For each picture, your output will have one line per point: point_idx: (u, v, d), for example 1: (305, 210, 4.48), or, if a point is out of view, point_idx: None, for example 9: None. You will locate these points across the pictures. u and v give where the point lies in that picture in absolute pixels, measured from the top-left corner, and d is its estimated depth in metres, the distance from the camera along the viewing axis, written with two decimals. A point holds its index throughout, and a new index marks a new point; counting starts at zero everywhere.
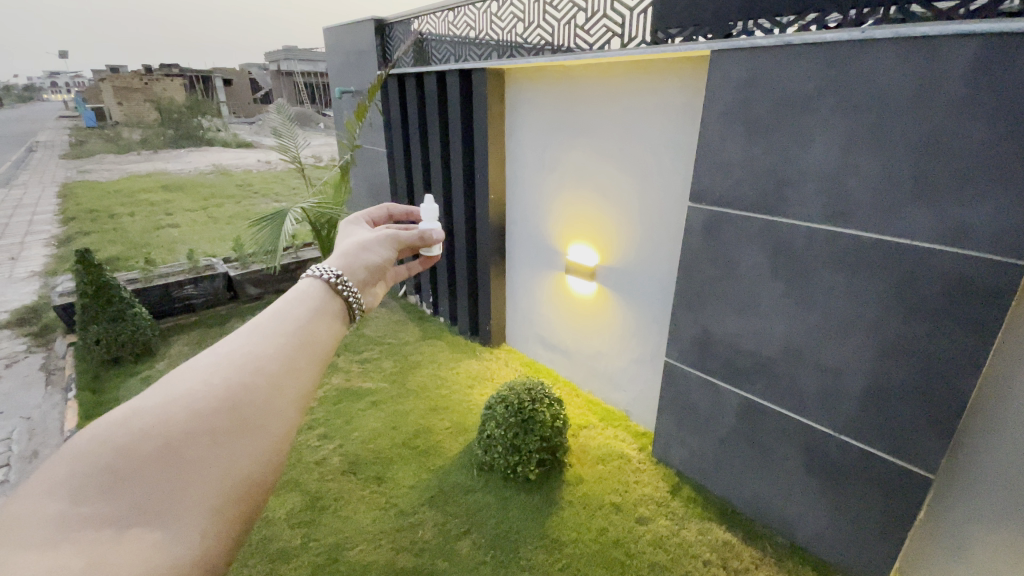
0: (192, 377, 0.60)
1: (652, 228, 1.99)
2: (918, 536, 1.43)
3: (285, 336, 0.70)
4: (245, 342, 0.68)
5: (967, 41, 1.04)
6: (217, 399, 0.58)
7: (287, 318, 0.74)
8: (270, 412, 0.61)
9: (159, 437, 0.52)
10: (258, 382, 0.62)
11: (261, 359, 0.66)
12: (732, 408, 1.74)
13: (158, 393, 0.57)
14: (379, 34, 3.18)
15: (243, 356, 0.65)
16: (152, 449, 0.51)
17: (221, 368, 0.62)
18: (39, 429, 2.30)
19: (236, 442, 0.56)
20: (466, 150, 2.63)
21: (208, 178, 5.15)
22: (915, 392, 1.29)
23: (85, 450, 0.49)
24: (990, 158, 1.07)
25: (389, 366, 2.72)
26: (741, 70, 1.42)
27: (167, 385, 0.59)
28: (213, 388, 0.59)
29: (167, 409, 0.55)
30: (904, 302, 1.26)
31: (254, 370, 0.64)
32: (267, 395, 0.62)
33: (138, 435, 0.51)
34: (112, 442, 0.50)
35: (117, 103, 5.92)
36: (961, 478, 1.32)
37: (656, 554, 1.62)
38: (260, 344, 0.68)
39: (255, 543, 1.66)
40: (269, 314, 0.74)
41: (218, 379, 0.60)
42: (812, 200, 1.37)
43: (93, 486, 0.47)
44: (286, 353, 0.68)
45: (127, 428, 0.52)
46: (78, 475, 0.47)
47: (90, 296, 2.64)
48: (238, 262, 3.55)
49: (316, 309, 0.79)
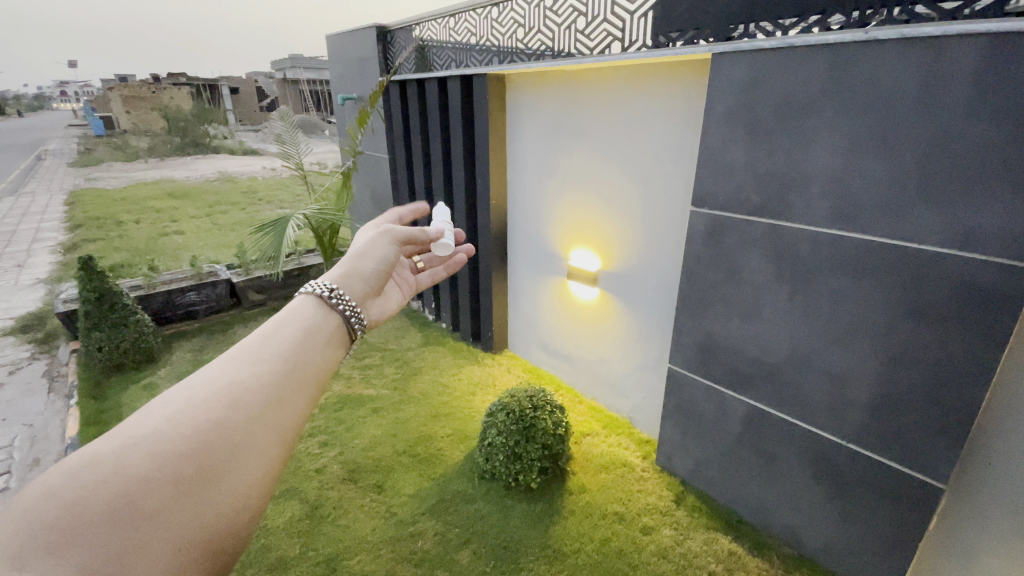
0: (163, 414, 0.59)
1: (655, 232, 1.97)
2: (936, 536, 1.37)
3: (271, 365, 0.70)
4: (224, 371, 0.67)
5: (973, 40, 1.02)
6: (187, 439, 0.57)
7: (274, 341, 0.74)
8: (245, 453, 0.60)
9: (119, 487, 0.50)
10: (234, 422, 0.61)
11: (241, 390, 0.65)
12: (737, 415, 1.71)
13: (122, 434, 0.56)
14: (381, 41, 3.19)
15: (220, 387, 0.64)
16: (107, 502, 0.49)
17: (195, 402, 0.61)
18: (40, 436, 2.30)
19: (204, 490, 0.55)
20: (468, 155, 2.63)
21: (214, 185, 5.14)
22: (925, 399, 1.26)
23: (34, 504, 0.47)
24: (1000, 160, 1.04)
25: (391, 372, 2.71)
26: (743, 72, 1.41)
27: (133, 425, 0.57)
28: (183, 426, 0.58)
29: (130, 454, 0.53)
30: (911, 308, 1.23)
31: (231, 404, 0.63)
32: (242, 435, 0.61)
33: (94, 486, 0.50)
34: (63, 495, 0.48)
35: (126, 113, 6.08)
36: (974, 476, 1.26)
37: (660, 565, 1.58)
38: (241, 373, 0.67)
39: (254, 551, 1.64)
40: (253, 339, 0.74)
41: (190, 417, 0.59)
42: (817, 203, 1.34)
43: (38, 546, 0.44)
44: (270, 382, 0.68)
45: (83, 477, 0.50)
46: (24, 534, 0.45)
47: (93, 302, 2.66)
48: (242, 269, 3.55)
49: (307, 332, 0.78)
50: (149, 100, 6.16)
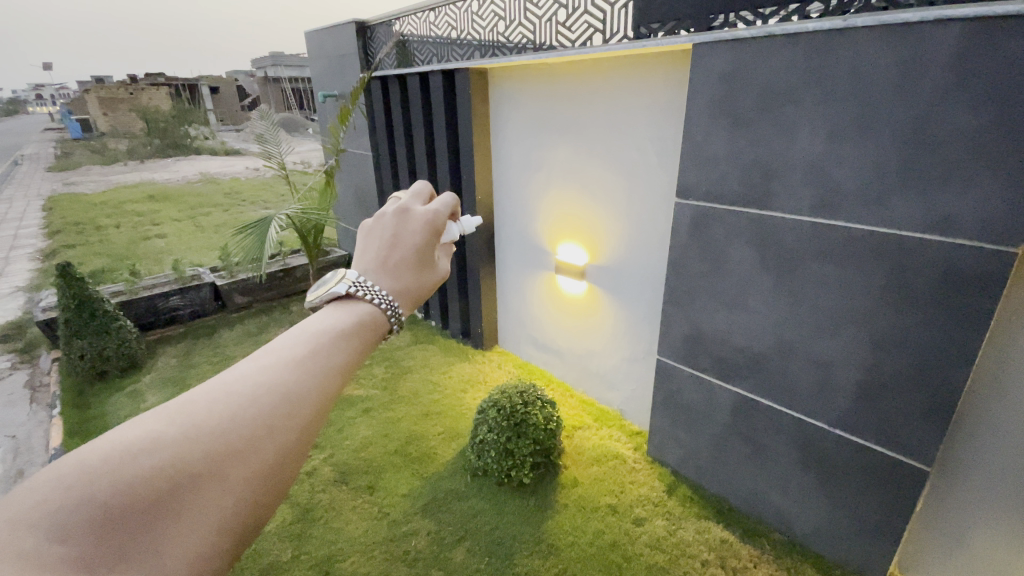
0: (227, 401, 0.53)
1: (641, 224, 1.98)
2: (927, 507, 1.42)
3: (333, 359, 0.61)
4: (291, 358, 0.59)
5: (952, 26, 1.03)
6: (241, 433, 0.51)
7: (344, 333, 0.64)
8: (293, 456, 0.54)
9: (168, 475, 0.46)
10: (289, 423, 0.54)
11: (304, 390, 0.57)
12: (726, 405, 1.72)
13: (178, 412, 0.50)
14: (361, 37, 3.14)
15: (284, 380, 0.56)
16: (154, 489, 0.45)
17: (256, 390, 0.54)
18: (23, 447, 2.25)
19: (248, 490, 0.50)
20: (452, 151, 2.60)
21: (194, 185, 4.98)
22: (908, 383, 1.27)
23: (85, 474, 0.43)
24: (979, 145, 1.05)
25: (380, 372, 2.69)
26: (723, 62, 1.41)
27: (190, 402, 0.52)
28: (239, 419, 0.52)
29: (184, 439, 0.48)
30: (893, 294, 1.25)
31: (290, 401, 0.55)
32: (294, 437, 0.54)
33: (143, 468, 0.45)
34: (113, 473, 0.44)
35: (101, 114, 5.08)
36: (960, 446, 1.32)
37: (653, 555, 1.60)
38: (307, 368, 0.58)
39: (247, 557, 1.63)
40: (318, 319, 0.66)
41: (247, 408, 0.53)
42: (799, 192, 1.35)
43: (81, 524, 0.41)
44: (330, 381, 0.60)
45: (137, 461, 0.45)
46: (69, 506, 0.41)
47: (73, 309, 2.60)
48: (226, 272, 3.49)
49: (370, 320, 0.68)
50: (127, 100, 5.17)
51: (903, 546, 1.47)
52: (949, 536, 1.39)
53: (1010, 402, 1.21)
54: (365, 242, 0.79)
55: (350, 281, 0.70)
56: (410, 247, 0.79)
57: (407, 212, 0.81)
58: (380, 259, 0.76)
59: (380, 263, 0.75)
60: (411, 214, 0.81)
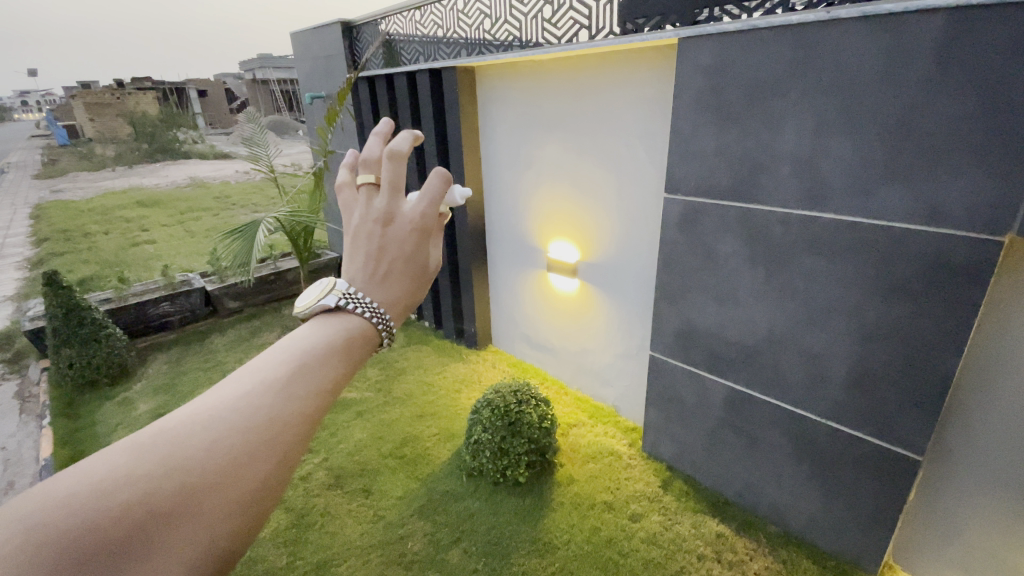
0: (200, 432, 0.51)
1: (631, 219, 1.97)
2: (922, 493, 1.42)
3: (313, 381, 0.58)
4: (268, 382, 0.57)
5: (933, 16, 1.03)
6: (217, 463, 0.50)
7: (323, 352, 0.61)
8: (271, 481, 0.53)
9: (146, 508, 0.45)
10: (264, 452, 0.53)
11: (280, 415, 0.55)
12: (719, 399, 1.72)
13: (153, 444, 0.49)
14: (347, 37, 3.11)
15: (261, 406, 0.54)
16: (125, 524, 0.44)
17: (234, 418, 0.53)
18: (13, 459, 2.22)
19: (227, 520, 0.49)
20: (441, 150, 2.59)
21: (183, 191, 4.37)
22: (899, 374, 1.28)
23: (57, 510, 0.42)
24: (963, 133, 1.05)
25: (375, 374, 2.67)
26: (709, 56, 1.40)
27: (165, 433, 0.51)
28: (214, 449, 0.50)
29: (158, 472, 0.47)
30: (884, 285, 1.25)
31: (270, 426, 0.54)
32: (270, 465, 0.53)
33: (114, 503, 0.44)
34: (84, 509, 0.43)
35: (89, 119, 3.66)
36: (953, 431, 1.32)
37: (649, 552, 1.59)
38: (283, 393, 0.56)
39: (243, 564, 1.62)
40: (298, 338, 0.63)
41: (222, 438, 0.51)
42: (786, 184, 1.35)
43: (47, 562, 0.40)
44: (316, 401, 0.58)
45: (107, 498, 0.44)
46: (37, 543, 0.40)
47: (61, 318, 2.56)
48: (216, 276, 3.46)
49: (356, 334, 0.64)
50: (117, 106, 3.70)
51: (897, 531, 1.47)
52: (941, 519, 1.40)
53: (1004, 388, 1.22)
54: (351, 247, 0.71)
55: (339, 292, 0.66)
56: (398, 255, 0.69)
57: (393, 213, 0.70)
58: (367, 271, 0.68)
59: (366, 276, 0.68)
60: (397, 215, 0.71)
